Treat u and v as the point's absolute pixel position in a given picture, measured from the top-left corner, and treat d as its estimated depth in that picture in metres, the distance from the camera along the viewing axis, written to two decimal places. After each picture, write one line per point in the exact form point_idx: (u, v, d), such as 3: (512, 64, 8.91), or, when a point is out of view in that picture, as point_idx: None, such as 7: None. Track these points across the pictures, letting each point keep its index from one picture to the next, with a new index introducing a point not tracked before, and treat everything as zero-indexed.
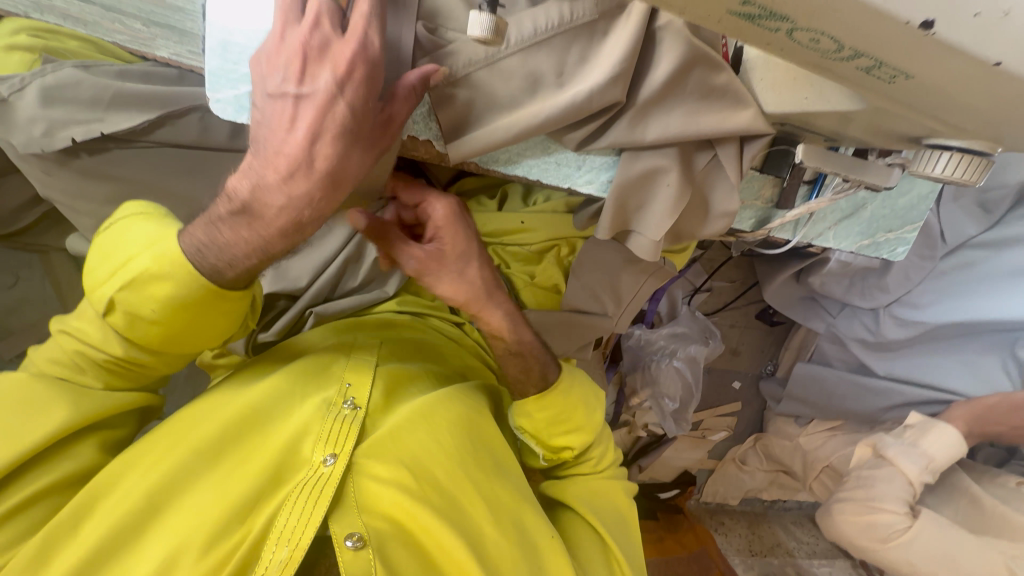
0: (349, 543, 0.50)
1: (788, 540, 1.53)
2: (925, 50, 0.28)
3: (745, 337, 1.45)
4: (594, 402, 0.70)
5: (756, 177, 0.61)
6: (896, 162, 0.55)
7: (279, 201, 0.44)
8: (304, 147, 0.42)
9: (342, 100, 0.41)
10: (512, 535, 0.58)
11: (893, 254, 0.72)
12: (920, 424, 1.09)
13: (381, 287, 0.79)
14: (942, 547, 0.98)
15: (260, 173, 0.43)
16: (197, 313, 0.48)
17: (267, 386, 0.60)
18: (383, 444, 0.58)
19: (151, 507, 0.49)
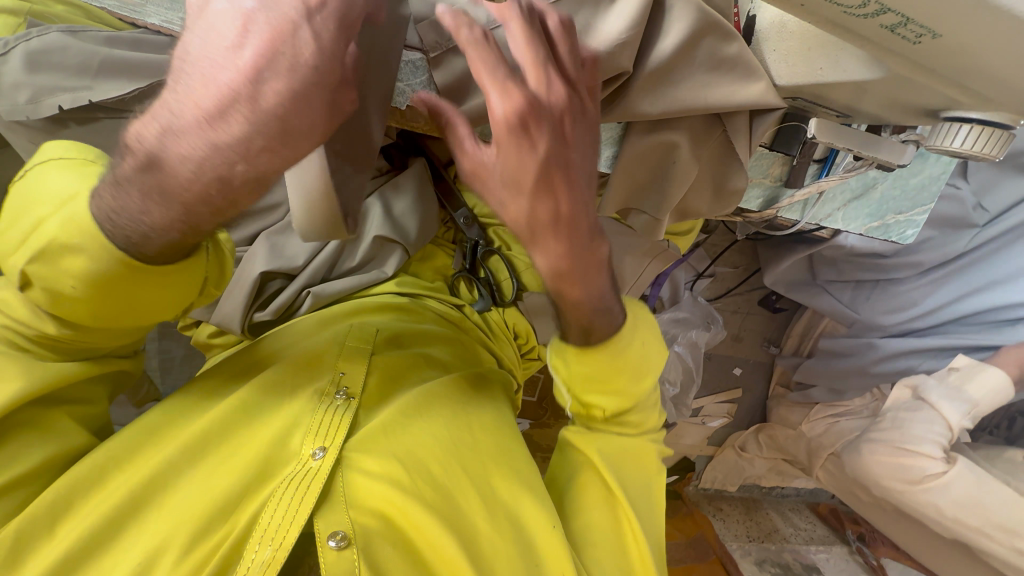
0: (332, 542, 0.49)
1: (785, 527, 1.53)
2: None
3: (747, 324, 1.44)
4: (647, 365, 0.64)
5: (765, 155, 0.60)
6: (911, 139, 0.54)
7: (204, 148, 0.34)
8: (244, 79, 0.32)
9: (303, 27, 0.32)
10: (508, 531, 0.57)
11: (902, 237, 0.70)
12: (966, 368, 1.08)
13: (380, 266, 0.77)
14: (975, 494, 1.00)
15: (181, 108, 0.34)
16: (126, 285, 0.43)
17: (258, 382, 0.60)
18: (374, 438, 0.58)
19: (136, 502, 0.50)
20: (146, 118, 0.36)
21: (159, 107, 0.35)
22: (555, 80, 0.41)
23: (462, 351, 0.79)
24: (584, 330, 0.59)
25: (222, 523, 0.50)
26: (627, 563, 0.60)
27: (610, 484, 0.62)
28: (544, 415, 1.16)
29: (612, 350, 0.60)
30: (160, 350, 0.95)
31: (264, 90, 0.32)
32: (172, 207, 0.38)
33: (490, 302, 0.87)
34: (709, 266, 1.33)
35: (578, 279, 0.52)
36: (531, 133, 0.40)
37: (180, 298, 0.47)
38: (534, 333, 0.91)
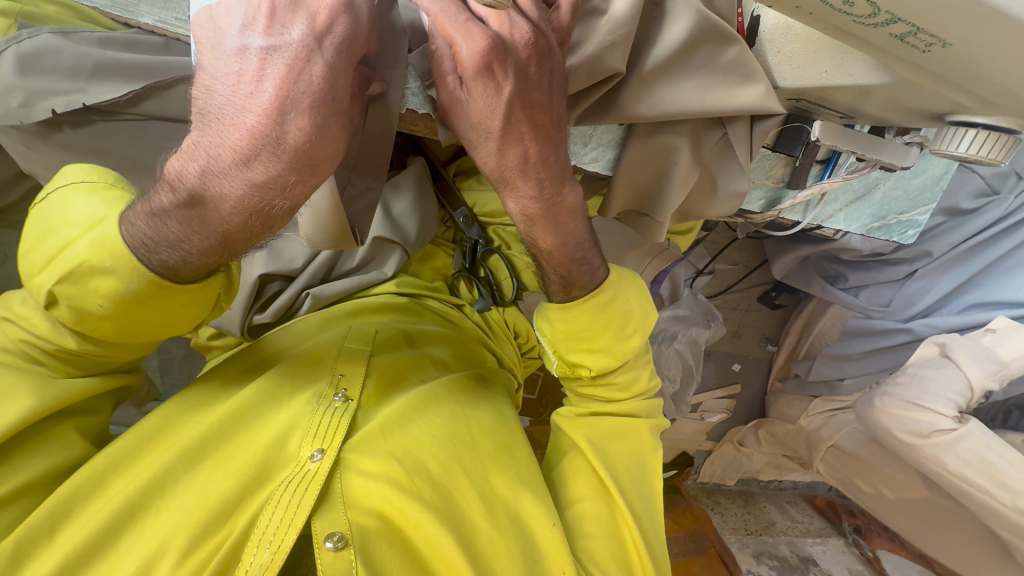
0: (329, 543, 0.49)
1: (781, 520, 1.55)
2: (966, 13, 0.27)
3: (746, 320, 1.44)
4: (633, 325, 0.63)
5: (767, 156, 0.59)
6: (914, 142, 0.53)
7: (241, 188, 0.38)
8: (270, 120, 0.35)
9: (314, 63, 0.35)
10: (508, 529, 0.57)
11: (903, 236, 0.70)
12: (1003, 330, 1.04)
13: (379, 267, 0.77)
14: (982, 456, 1.00)
15: (214, 151, 0.37)
16: (150, 304, 0.44)
17: (257, 385, 0.60)
18: (372, 439, 0.58)
19: (134, 507, 0.50)
20: (180, 159, 0.40)
21: (190, 149, 0.38)
22: (516, 20, 0.41)
23: (463, 351, 0.79)
24: (564, 283, 0.59)
25: (221, 526, 0.50)
26: (627, 559, 0.60)
27: (599, 472, 0.63)
28: (544, 412, 1.17)
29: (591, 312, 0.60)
30: (160, 351, 0.95)
31: (289, 129, 0.36)
32: (209, 239, 0.41)
33: (490, 302, 0.87)
34: (710, 262, 1.33)
35: (554, 225, 0.53)
36: (496, 72, 0.41)
37: (194, 316, 0.47)
38: (534, 333, 0.91)
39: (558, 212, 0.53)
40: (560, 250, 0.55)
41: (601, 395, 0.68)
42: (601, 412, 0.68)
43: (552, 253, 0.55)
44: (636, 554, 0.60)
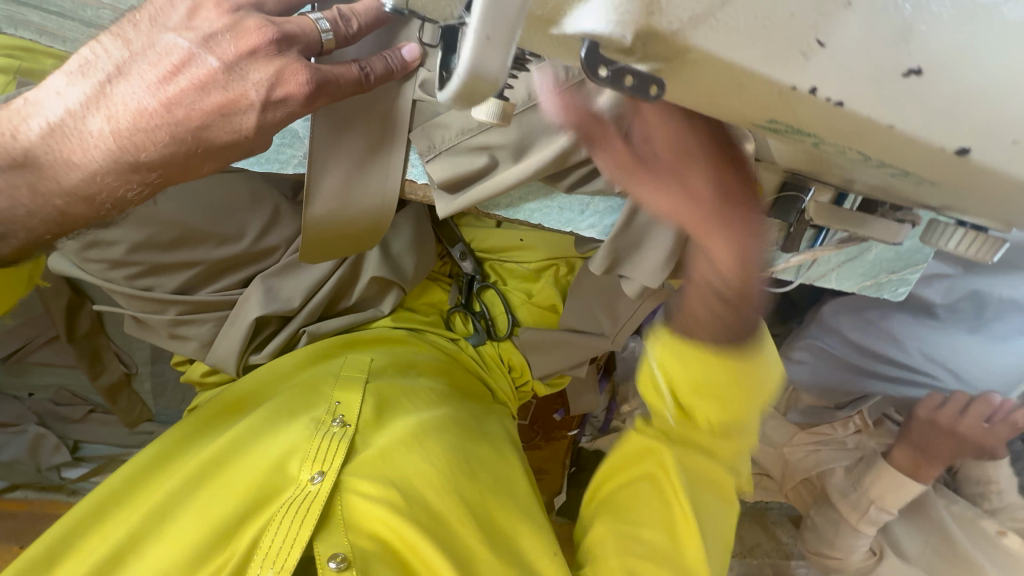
0: (332, 564, 0.50)
1: (768, 542, 1.56)
2: (956, 171, 0.27)
3: None
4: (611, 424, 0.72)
5: (763, 221, 0.59)
6: (906, 219, 0.53)
7: (100, 161, 0.41)
8: (171, 121, 0.40)
9: (251, 97, 0.40)
10: (506, 559, 0.57)
11: (895, 293, 0.71)
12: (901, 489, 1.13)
13: (376, 305, 0.78)
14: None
15: (95, 118, 0.40)
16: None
17: (257, 415, 0.63)
18: (372, 462, 0.59)
19: (139, 534, 0.52)
20: (18, 110, 0.42)
21: (53, 104, 0.41)
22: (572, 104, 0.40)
23: (460, 379, 0.80)
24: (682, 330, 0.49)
25: (223, 547, 0.52)
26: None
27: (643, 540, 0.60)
28: (537, 437, 1.17)
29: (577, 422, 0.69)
30: (155, 374, 0.93)
31: (186, 118, 0.40)
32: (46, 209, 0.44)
33: (485, 336, 0.88)
34: None
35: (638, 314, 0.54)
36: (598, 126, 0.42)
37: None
38: (528, 368, 0.89)
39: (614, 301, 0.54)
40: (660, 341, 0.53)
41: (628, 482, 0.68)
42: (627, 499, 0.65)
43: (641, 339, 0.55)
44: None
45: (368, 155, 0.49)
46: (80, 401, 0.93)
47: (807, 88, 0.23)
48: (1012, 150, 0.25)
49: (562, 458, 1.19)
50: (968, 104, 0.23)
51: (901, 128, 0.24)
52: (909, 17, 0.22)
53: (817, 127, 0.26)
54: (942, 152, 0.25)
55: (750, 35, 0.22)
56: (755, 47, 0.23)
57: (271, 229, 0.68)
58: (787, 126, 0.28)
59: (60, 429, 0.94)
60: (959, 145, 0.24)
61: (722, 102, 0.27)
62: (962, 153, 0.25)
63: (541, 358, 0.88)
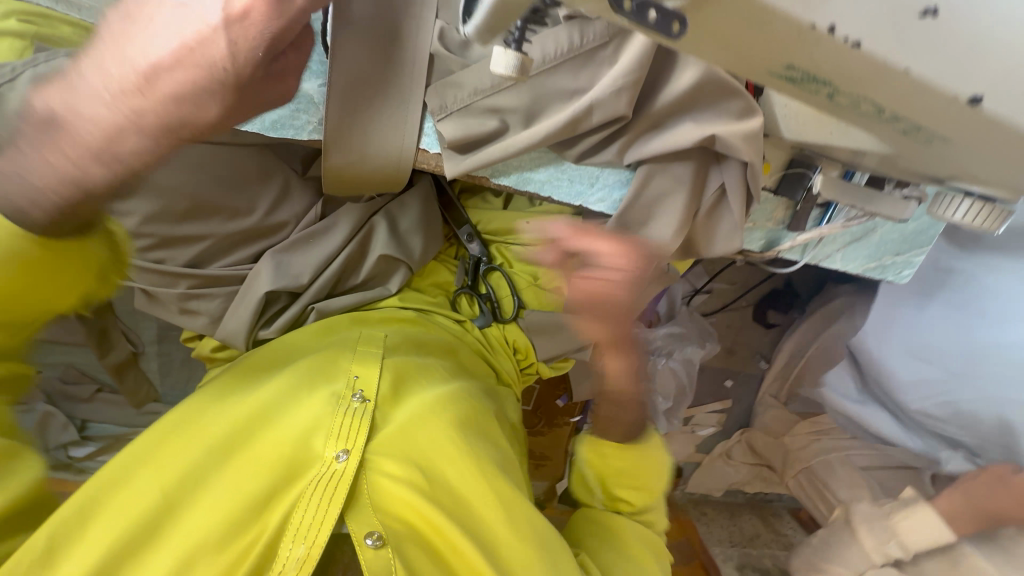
0: (370, 541, 0.52)
1: (767, 532, 1.56)
2: (965, 122, 0.28)
3: (741, 337, 1.46)
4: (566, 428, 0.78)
5: (769, 199, 0.60)
6: (913, 197, 0.53)
7: (109, 112, 0.43)
8: (196, 63, 0.42)
9: (250, 29, 0.40)
10: (528, 530, 0.58)
11: (899, 276, 0.71)
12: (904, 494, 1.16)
13: (384, 284, 0.78)
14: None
15: (110, 67, 0.42)
16: (43, 268, 0.47)
17: (279, 383, 0.63)
18: (394, 440, 0.60)
19: (169, 505, 0.52)
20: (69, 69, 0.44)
21: (81, 72, 0.43)
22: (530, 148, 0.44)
23: (467, 361, 0.81)
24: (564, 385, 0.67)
25: (255, 522, 0.53)
26: None
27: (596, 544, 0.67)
28: (540, 423, 1.18)
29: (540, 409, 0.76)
30: (160, 353, 0.95)
31: (200, 43, 0.41)
32: (62, 170, 0.44)
33: (490, 319, 0.88)
34: (706, 282, 1.35)
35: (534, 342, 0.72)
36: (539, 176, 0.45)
37: (76, 281, 0.50)
38: (533, 351, 0.91)
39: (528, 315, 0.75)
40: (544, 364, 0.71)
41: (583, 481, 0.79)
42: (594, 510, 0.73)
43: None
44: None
45: (379, 119, 0.50)
46: (87, 380, 0.93)
47: (825, 26, 0.25)
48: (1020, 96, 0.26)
49: (563, 445, 1.19)
50: (990, 46, 0.25)
51: (917, 72, 0.26)
52: None
53: (832, 75, 0.27)
54: (956, 101, 0.27)
55: None
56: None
57: (282, 204, 0.69)
58: (804, 73, 0.28)
59: (68, 408, 0.96)
60: (971, 93, 0.26)
61: (735, 52, 0.28)
62: (974, 101, 0.26)
63: (546, 342, 0.90)
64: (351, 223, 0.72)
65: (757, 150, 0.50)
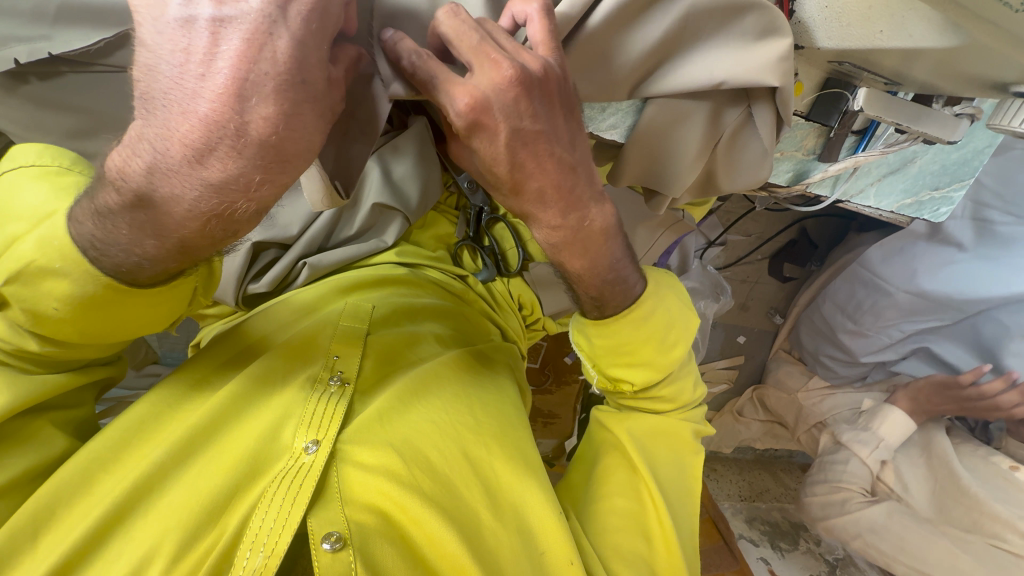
0: (327, 545, 0.47)
1: (775, 486, 1.56)
2: None
3: (755, 292, 1.43)
4: (675, 336, 0.65)
5: (800, 125, 0.55)
6: (965, 112, 0.50)
7: (202, 190, 0.35)
8: (237, 111, 0.32)
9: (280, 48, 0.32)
10: (512, 526, 0.56)
11: (935, 214, 0.67)
12: (873, 408, 1.28)
13: (379, 236, 0.74)
14: (896, 528, 1.15)
15: (191, 133, 0.33)
16: (114, 311, 0.42)
17: (252, 370, 0.58)
18: (369, 428, 0.55)
19: (124, 507, 0.47)
20: (125, 146, 0.36)
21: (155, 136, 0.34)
22: (498, 59, 0.39)
23: (466, 326, 0.76)
24: (596, 302, 0.60)
25: (211, 527, 0.48)
26: (646, 511, 0.63)
27: (636, 463, 0.65)
28: (548, 380, 1.16)
29: (650, 308, 0.62)
30: None
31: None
32: (173, 244, 0.38)
33: (495, 273, 0.83)
34: (721, 234, 1.29)
35: (582, 250, 0.52)
36: (516, 111, 0.40)
37: (169, 312, 0.45)
38: (539, 305, 0.88)
39: (588, 236, 0.52)
40: (594, 275, 0.56)
41: (644, 405, 0.69)
42: (647, 408, 0.69)
43: (582, 275, 0.55)
44: (652, 501, 0.63)
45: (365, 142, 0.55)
46: None
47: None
48: None
49: (572, 403, 1.17)
50: None
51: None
52: None
53: None
54: None
55: None
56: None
57: None
58: None
59: None
60: None
61: None
62: None
63: (552, 295, 0.86)
64: None
65: (788, 73, 0.47)
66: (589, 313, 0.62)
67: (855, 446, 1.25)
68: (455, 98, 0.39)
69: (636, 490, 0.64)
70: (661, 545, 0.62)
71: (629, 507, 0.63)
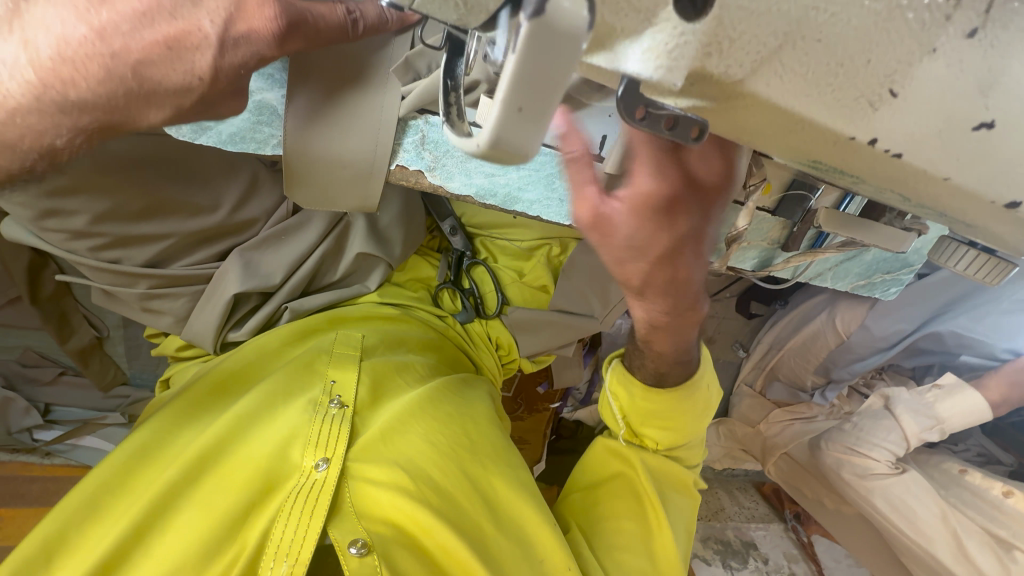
0: (353, 550, 0.48)
1: (730, 506, 1.64)
2: (902, 174, 0.25)
3: (722, 326, 1.48)
4: (708, 405, 0.68)
5: (767, 219, 0.59)
6: (914, 228, 0.53)
7: (20, 99, 0.37)
8: (104, 52, 0.36)
9: (206, 28, 0.36)
10: (514, 537, 0.58)
11: (884, 292, 0.72)
12: (949, 386, 1.13)
13: (362, 280, 0.75)
14: (911, 503, 1.09)
15: (37, 40, 0.36)
16: None
17: (254, 395, 0.59)
18: (375, 445, 0.57)
19: (139, 530, 0.48)
20: None
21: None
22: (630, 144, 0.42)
23: (449, 358, 0.79)
24: (658, 378, 0.65)
25: (229, 544, 0.48)
26: (655, 540, 0.64)
27: (645, 492, 0.66)
28: (519, 409, 1.18)
29: (702, 383, 0.66)
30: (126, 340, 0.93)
31: None
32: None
33: (473, 315, 0.85)
34: None
35: (668, 334, 0.55)
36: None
37: None
38: (517, 347, 0.87)
39: (680, 325, 0.54)
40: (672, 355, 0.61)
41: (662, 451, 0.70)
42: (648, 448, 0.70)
43: (662, 355, 0.61)
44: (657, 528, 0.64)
45: (358, 117, 0.47)
46: (47, 363, 0.90)
47: (868, 138, 0.22)
48: (974, 138, 0.23)
49: (542, 429, 1.21)
50: (968, 113, 0.22)
51: (956, 184, 0.24)
52: (994, 71, 0.21)
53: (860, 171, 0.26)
54: (882, 155, 0.23)
55: (813, 80, 0.21)
56: (821, 95, 0.22)
57: (248, 200, 0.64)
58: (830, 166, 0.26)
59: (29, 392, 0.92)
60: (894, 147, 0.22)
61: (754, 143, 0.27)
62: (894, 154, 0.23)
63: (529, 338, 0.86)
64: (325, 219, 0.68)
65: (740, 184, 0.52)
66: (637, 374, 0.67)
67: (906, 418, 1.15)
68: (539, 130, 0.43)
69: (641, 512, 0.66)
70: (664, 554, 0.63)
71: (636, 526, 0.65)
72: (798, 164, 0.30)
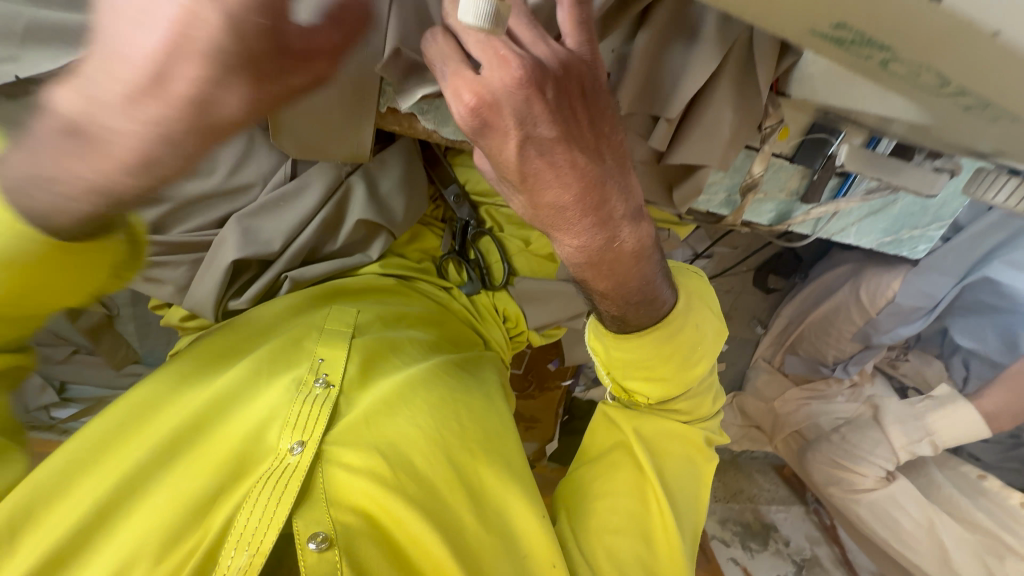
0: (313, 544, 0.47)
1: (750, 488, 1.60)
2: (937, 31, 0.25)
3: (738, 302, 1.44)
4: (700, 353, 0.63)
5: (785, 167, 0.56)
6: (945, 168, 0.51)
7: None
8: None
9: None
10: (493, 528, 0.56)
11: (912, 251, 0.68)
12: (941, 397, 1.14)
13: (364, 250, 0.73)
14: (894, 511, 1.14)
15: None
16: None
17: (236, 372, 0.58)
18: (355, 429, 0.55)
19: (105, 508, 0.47)
20: None
21: None
22: (506, 59, 0.38)
23: (450, 333, 0.76)
24: (620, 319, 0.58)
25: (194, 527, 0.47)
26: (651, 522, 0.61)
27: (643, 467, 0.63)
28: (530, 387, 1.16)
29: (680, 325, 0.60)
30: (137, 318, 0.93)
31: None
32: None
33: (479, 286, 0.83)
34: (707, 246, 1.30)
35: (608, 271, 0.51)
36: (528, 113, 0.40)
37: None
38: (524, 319, 0.85)
39: (618, 258, 0.50)
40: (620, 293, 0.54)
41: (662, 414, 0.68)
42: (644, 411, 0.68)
43: (607, 294, 0.54)
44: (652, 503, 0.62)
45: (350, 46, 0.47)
46: (61, 341, 0.91)
47: None
48: None
49: (554, 407, 1.19)
50: None
51: (1008, 37, 0.23)
52: None
53: (888, 39, 0.27)
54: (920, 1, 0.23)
55: None
56: None
57: (244, 163, 0.63)
58: (856, 32, 0.27)
59: (45, 370, 0.93)
60: None
61: (783, 10, 0.28)
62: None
63: (537, 309, 0.85)
64: (325, 183, 0.66)
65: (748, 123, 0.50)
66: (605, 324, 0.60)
67: (893, 431, 1.16)
68: (460, 94, 0.39)
69: (639, 489, 0.63)
70: (663, 545, 0.60)
71: (632, 505, 0.62)
72: (827, 42, 0.31)
